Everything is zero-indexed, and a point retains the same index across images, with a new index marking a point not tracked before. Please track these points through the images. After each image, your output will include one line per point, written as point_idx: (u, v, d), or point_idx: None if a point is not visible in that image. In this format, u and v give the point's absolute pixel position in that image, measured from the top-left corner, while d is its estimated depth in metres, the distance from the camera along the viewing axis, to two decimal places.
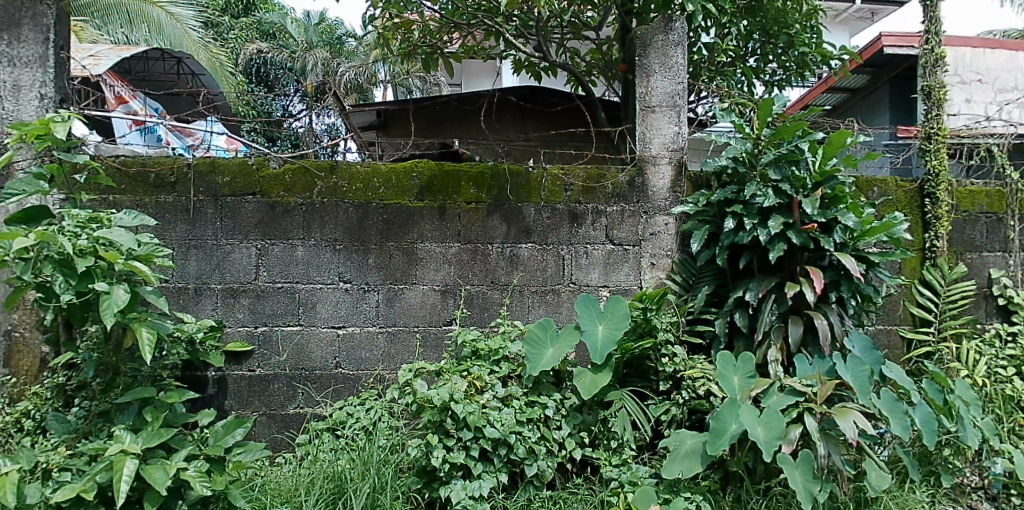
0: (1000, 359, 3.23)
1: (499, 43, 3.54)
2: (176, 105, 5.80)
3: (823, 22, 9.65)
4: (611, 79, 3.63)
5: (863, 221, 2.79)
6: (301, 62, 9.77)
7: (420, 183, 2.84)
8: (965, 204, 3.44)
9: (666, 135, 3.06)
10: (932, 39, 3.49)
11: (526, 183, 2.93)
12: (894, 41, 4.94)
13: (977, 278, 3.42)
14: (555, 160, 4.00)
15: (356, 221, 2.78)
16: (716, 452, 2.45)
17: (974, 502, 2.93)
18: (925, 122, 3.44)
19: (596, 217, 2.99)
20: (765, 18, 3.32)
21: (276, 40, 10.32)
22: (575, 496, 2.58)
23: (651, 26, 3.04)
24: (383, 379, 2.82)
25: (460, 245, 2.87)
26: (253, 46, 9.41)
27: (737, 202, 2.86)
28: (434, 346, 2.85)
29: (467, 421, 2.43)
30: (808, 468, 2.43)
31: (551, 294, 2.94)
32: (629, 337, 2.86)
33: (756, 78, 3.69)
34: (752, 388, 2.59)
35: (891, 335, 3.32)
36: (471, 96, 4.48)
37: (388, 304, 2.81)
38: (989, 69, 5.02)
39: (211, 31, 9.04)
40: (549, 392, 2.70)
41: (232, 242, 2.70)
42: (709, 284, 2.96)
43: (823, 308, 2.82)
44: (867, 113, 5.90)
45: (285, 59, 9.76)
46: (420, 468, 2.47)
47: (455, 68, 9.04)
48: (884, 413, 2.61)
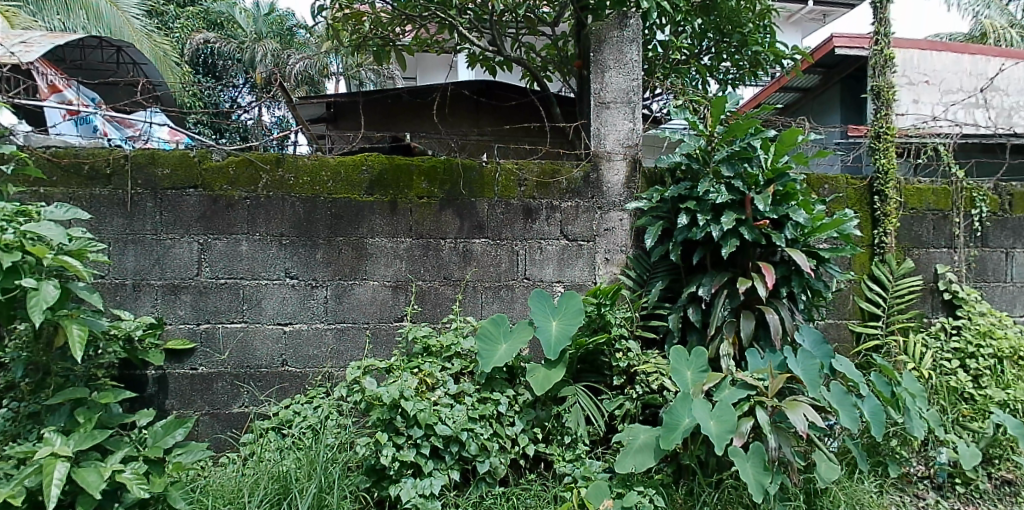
0: (944, 352, 3.32)
1: (453, 37, 3.49)
2: (115, 94, 5.48)
3: (775, 22, 9.79)
4: (567, 75, 3.62)
5: (814, 218, 2.84)
6: (250, 53, 9.38)
7: (370, 177, 2.79)
8: (913, 201, 3.51)
9: (621, 131, 3.05)
10: (882, 40, 3.53)
11: (479, 178, 2.90)
12: (845, 42, 5.03)
13: (924, 274, 3.51)
14: (510, 155, 3.99)
15: (304, 215, 2.73)
16: (669, 446, 2.46)
17: (920, 491, 3.00)
18: (875, 121, 3.48)
19: (550, 212, 2.98)
20: (718, 17, 3.32)
21: (224, 31, 9.79)
22: (528, 491, 2.59)
23: (606, 22, 3.03)
24: (332, 377, 2.77)
25: (411, 240, 2.83)
26: (200, 37, 9.04)
27: (691, 198, 2.88)
28: (384, 343, 2.81)
29: (418, 419, 2.41)
30: (759, 460, 2.47)
31: (504, 290, 2.92)
32: (583, 332, 2.86)
33: (710, 76, 3.71)
34: (704, 381, 2.62)
35: (840, 330, 3.39)
36: (424, 89, 4.42)
37: (337, 300, 2.76)
38: (936, 71, 5.16)
39: (154, 19, 8.74)
40: (502, 388, 2.70)
41: (173, 236, 2.62)
42: (663, 279, 2.98)
43: (775, 303, 2.86)
44: (819, 112, 6.03)
45: (233, 50, 9.35)
46: (369, 467, 2.44)
47: (410, 61, 8.94)
48: (833, 406, 2.66)
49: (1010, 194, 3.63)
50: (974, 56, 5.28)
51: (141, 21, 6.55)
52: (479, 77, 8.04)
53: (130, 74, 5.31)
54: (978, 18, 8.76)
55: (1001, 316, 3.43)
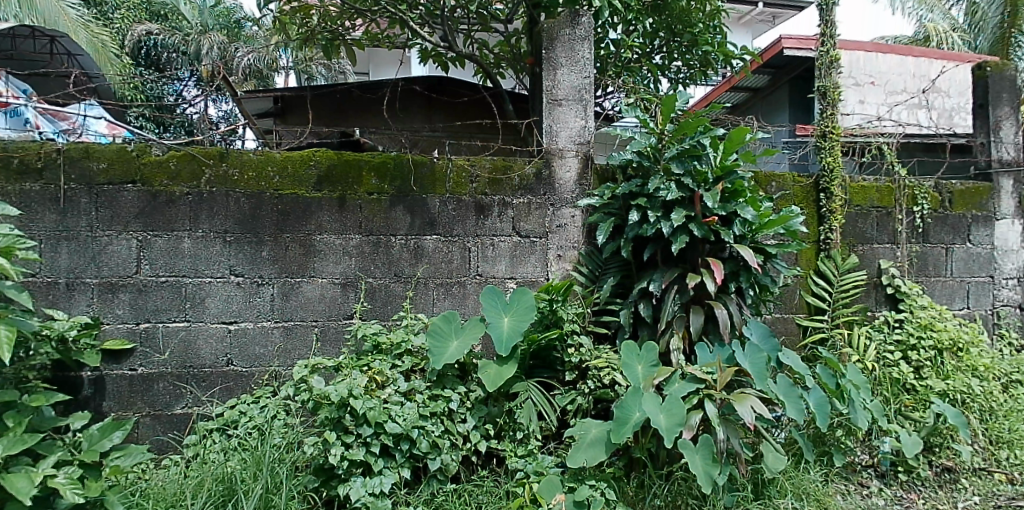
0: (887, 345, 3.44)
1: (404, 32, 3.46)
2: (46, 85, 5.23)
3: (726, 22, 9.93)
4: (520, 72, 3.62)
5: (761, 214, 2.89)
6: (196, 45, 8.68)
7: (318, 172, 2.75)
8: (858, 198, 3.61)
9: (573, 128, 3.07)
10: (828, 41, 3.59)
11: (430, 174, 2.89)
12: (793, 44, 5.15)
13: (868, 269, 3.62)
14: (462, 152, 4.01)
15: (249, 211, 2.68)
16: (620, 440, 2.49)
17: (864, 479, 3.09)
18: (821, 120, 3.56)
19: (502, 209, 2.98)
20: (669, 17, 3.37)
21: (168, 22, 9.04)
22: (480, 488, 2.60)
23: (558, 20, 3.05)
24: (279, 376, 2.73)
25: (361, 237, 2.80)
26: (140, 27, 8.23)
27: (642, 195, 2.92)
28: (333, 341, 2.78)
29: (367, 417, 2.39)
30: (708, 452, 2.51)
31: (456, 287, 2.92)
32: (535, 328, 2.88)
33: (661, 75, 3.75)
34: (655, 376, 2.65)
35: (787, 324, 3.47)
36: (374, 85, 4.40)
37: (283, 298, 2.72)
38: (881, 72, 5.31)
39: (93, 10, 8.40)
40: (453, 385, 2.69)
41: (110, 232, 2.54)
42: (614, 275, 3.01)
43: (724, 298, 2.92)
44: (768, 112, 6.16)
45: (177, 42, 8.58)
46: (317, 467, 2.42)
47: (363, 56, 8.81)
48: (780, 398, 2.73)
49: (949, 192, 3.78)
50: (917, 59, 5.45)
51: (77, 11, 6.30)
52: (434, 73, 7.98)
53: (65, 65, 5.11)
54: (920, 24, 9.08)
55: (941, 310, 3.56)
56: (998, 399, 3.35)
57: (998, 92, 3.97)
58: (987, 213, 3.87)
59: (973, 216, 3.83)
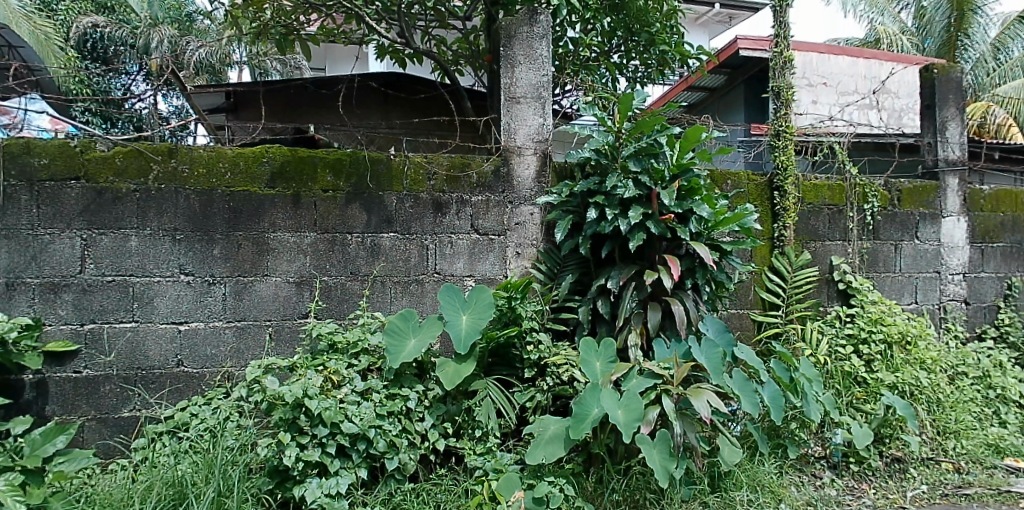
0: (839, 338, 3.53)
1: (361, 28, 3.43)
2: None
3: (683, 22, 10.08)
4: (479, 69, 3.62)
5: (717, 212, 2.93)
6: (145, 38, 8.08)
7: (271, 169, 2.73)
8: (810, 196, 3.70)
9: (531, 125, 3.09)
10: (782, 42, 3.67)
11: (387, 171, 2.88)
12: (748, 44, 5.26)
13: (820, 265, 3.72)
14: (419, 148, 4.03)
15: (199, 208, 2.65)
16: (578, 436, 2.50)
17: (817, 470, 3.17)
18: (775, 119, 3.64)
19: (460, 206, 2.99)
20: (627, 16, 3.41)
21: (115, 14, 8.67)
22: (438, 487, 2.59)
23: (516, 17, 3.06)
24: (232, 377, 2.70)
25: (316, 235, 2.78)
26: (86, 19, 7.87)
27: (600, 193, 2.95)
28: (287, 341, 2.76)
29: (322, 417, 2.37)
30: (665, 447, 2.54)
31: (414, 285, 2.91)
32: (494, 326, 2.88)
33: (619, 74, 3.79)
34: (613, 372, 2.68)
35: (742, 319, 3.54)
36: (329, 80, 4.39)
37: (236, 297, 2.68)
38: (833, 73, 5.46)
39: None
40: (411, 383, 2.68)
41: (52, 231, 2.48)
42: (573, 272, 3.04)
43: (681, 295, 2.96)
44: (724, 111, 6.27)
45: (125, 35, 8.20)
46: (271, 469, 2.38)
47: (320, 52, 8.69)
48: (736, 392, 2.78)
49: (898, 190, 3.91)
50: (869, 60, 5.60)
51: (19, 2, 6.09)
52: (392, 69, 7.92)
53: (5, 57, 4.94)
54: (870, 25, 9.37)
55: (891, 305, 3.67)
56: (944, 391, 3.46)
57: (944, 94, 4.10)
58: (934, 210, 4.00)
59: (920, 214, 3.96)
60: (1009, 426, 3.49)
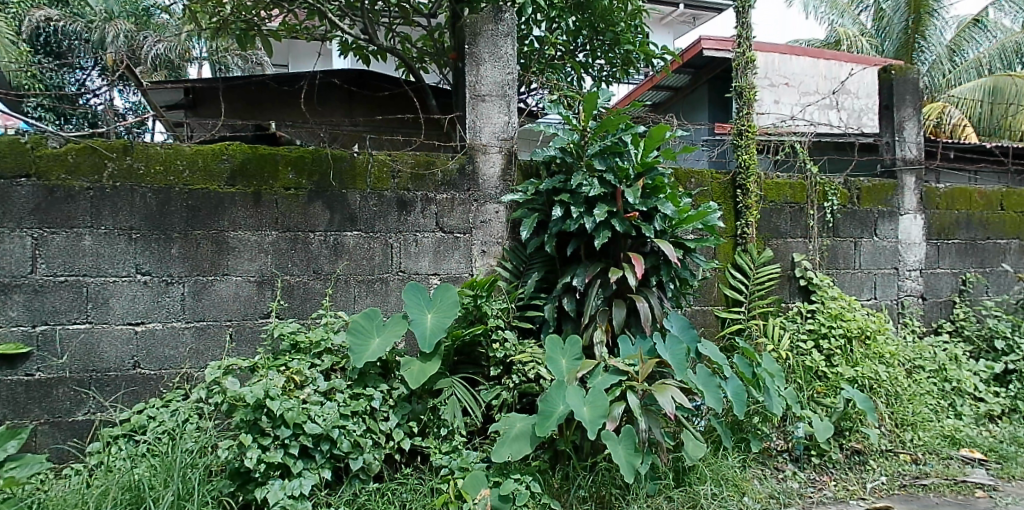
0: (800, 334, 3.61)
1: (324, 24, 3.39)
2: None
3: (648, 22, 10.17)
4: (444, 67, 3.61)
5: (681, 210, 2.97)
6: (100, 32, 7.93)
7: (231, 166, 2.71)
8: (772, 195, 3.77)
9: (496, 124, 3.10)
10: (744, 43, 3.73)
11: (350, 169, 2.88)
12: (712, 44, 5.33)
13: (782, 262, 3.79)
14: (383, 146, 4.04)
15: (156, 207, 2.61)
16: (544, 433, 2.51)
17: (779, 463, 3.24)
18: (738, 119, 3.70)
19: (425, 205, 2.99)
20: (592, 15, 3.43)
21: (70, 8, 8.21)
22: (404, 486, 2.57)
23: (480, 15, 3.06)
24: (191, 378, 2.66)
25: (277, 233, 2.76)
26: (42, 13, 7.38)
27: (565, 191, 2.96)
28: (248, 341, 2.73)
29: (285, 418, 2.34)
30: (630, 442, 2.56)
31: (378, 283, 2.91)
32: (459, 324, 2.88)
33: (584, 73, 3.81)
34: (578, 369, 2.70)
35: (706, 315, 3.59)
36: (290, 77, 4.38)
37: (195, 297, 2.65)
38: (795, 74, 5.56)
39: None
40: (375, 383, 2.67)
41: (1, 230, 2.42)
42: (538, 271, 3.05)
43: (645, 292, 2.99)
44: (688, 110, 6.35)
45: (80, 29, 7.90)
46: (232, 471, 2.35)
47: (284, 48, 8.55)
48: (699, 387, 2.82)
49: (857, 189, 4.00)
50: (829, 61, 5.72)
51: None
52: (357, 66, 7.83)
53: None
54: (831, 26, 9.58)
55: (850, 301, 3.75)
56: (902, 384, 3.55)
57: (901, 94, 4.21)
58: (892, 208, 4.11)
59: (879, 212, 4.06)
60: (963, 417, 3.59)
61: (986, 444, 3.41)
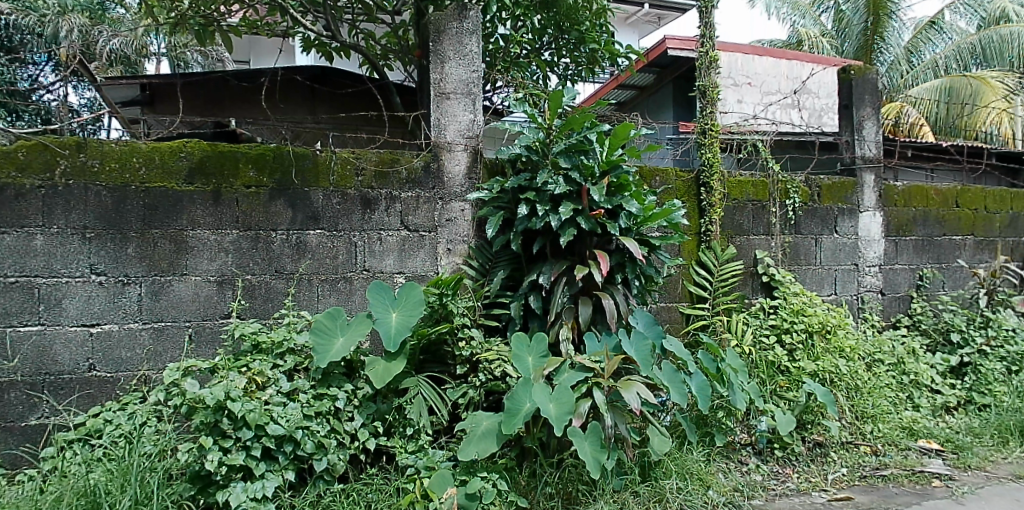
0: (763, 329, 3.68)
1: (287, 20, 3.35)
2: None
3: (613, 22, 10.24)
4: (409, 64, 3.59)
5: (645, 208, 3.00)
6: (53, 26, 7.48)
7: (190, 164, 2.66)
8: (735, 192, 3.83)
9: (461, 121, 3.10)
10: (707, 42, 3.78)
11: (313, 167, 2.85)
12: (676, 44, 5.40)
13: (745, 259, 3.86)
14: (346, 144, 4.03)
15: (112, 205, 2.55)
16: (510, 431, 2.51)
17: (743, 457, 3.29)
18: (701, 118, 3.75)
19: (389, 203, 2.98)
20: (557, 14, 3.45)
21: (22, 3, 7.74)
22: (369, 486, 2.55)
23: (445, 13, 3.06)
24: (149, 380, 2.61)
25: (238, 232, 2.72)
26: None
27: (531, 189, 2.97)
28: (208, 341, 2.69)
29: (246, 420, 2.31)
30: (596, 439, 2.58)
31: (342, 282, 2.89)
32: (425, 323, 2.87)
33: (550, 71, 3.84)
34: (545, 366, 2.70)
35: (671, 312, 3.64)
36: (251, 73, 4.32)
37: (153, 297, 2.60)
38: (758, 73, 5.66)
39: None
40: (339, 383, 2.64)
41: None
42: (504, 268, 3.06)
43: (611, 289, 3.01)
44: (653, 109, 6.42)
45: (31, 23, 7.35)
46: (192, 474, 2.31)
47: (245, 44, 8.40)
48: (665, 383, 2.85)
49: (818, 187, 4.09)
50: (791, 61, 5.84)
51: None
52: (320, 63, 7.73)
53: None
54: (793, 27, 9.81)
55: (811, 296, 3.84)
56: (862, 377, 3.63)
57: (862, 94, 4.31)
58: (852, 206, 4.21)
59: (839, 209, 4.16)
60: (921, 409, 3.68)
61: (943, 434, 3.51)
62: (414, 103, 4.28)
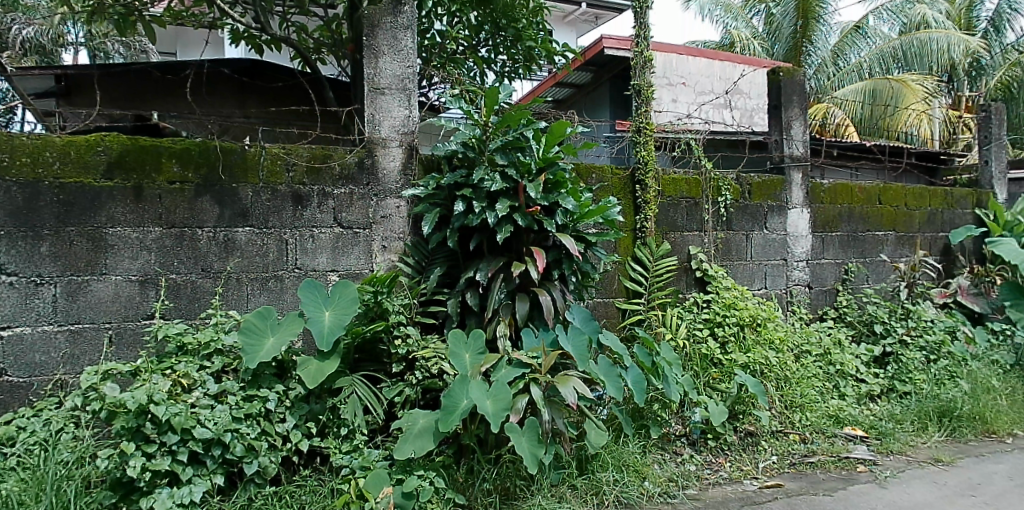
0: (697, 323, 3.79)
1: (214, 11, 3.24)
2: None
3: (550, 20, 10.33)
4: (342, 59, 3.53)
5: (581, 205, 3.04)
6: None
7: (108, 159, 2.54)
8: (669, 190, 3.92)
9: (396, 117, 3.08)
10: (642, 42, 3.85)
11: (241, 162, 2.77)
12: (613, 44, 5.49)
13: (679, 254, 3.97)
14: (279, 139, 3.96)
15: (24, 202, 2.41)
16: (447, 429, 2.49)
17: (678, 448, 3.37)
18: (637, 116, 3.83)
19: (322, 199, 2.93)
20: (494, 10, 3.46)
21: None
22: (303, 488, 2.49)
23: (379, 7, 3.03)
24: (65, 385, 2.49)
25: (162, 230, 2.62)
26: None
27: (467, 186, 2.96)
28: (129, 343, 2.58)
29: (171, 424, 2.23)
30: (533, 434, 2.59)
31: (273, 281, 2.82)
32: (359, 321, 2.83)
33: (488, 68, 3.85)
34: (482, 363, 2.70)
35: (607, 307, 3.71)
36: (176, 65, 4.19)
37: (69, 298, 2.48)
38: (692, 74, 5.81)
39: None
40: (270, 384, 2.58)
41: None
42: (441, 266, 3.05)
43: (548, 285, 3.03)
44: (591, 107, 6.50)
45: None
46: (113, 481, 2.21)
47: (168, 34, 8.06)
48: (601, 377, 2.89)
49: (749, 185, 4.23)
50: (723, 62, 6.02)
51: None
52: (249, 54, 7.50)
53: None
54: (726, 29, 10.11)
55: (743, 291, 3.97)
56: (791, 368, 3.78)
57: (789, 95, 4.48)
58: (780, 203, 4.37)
59: (769, 206, 4.32)
60: (846, 398, 3.85)
61: (867, 421, 3.68)
62: (347, 98, 4.25)
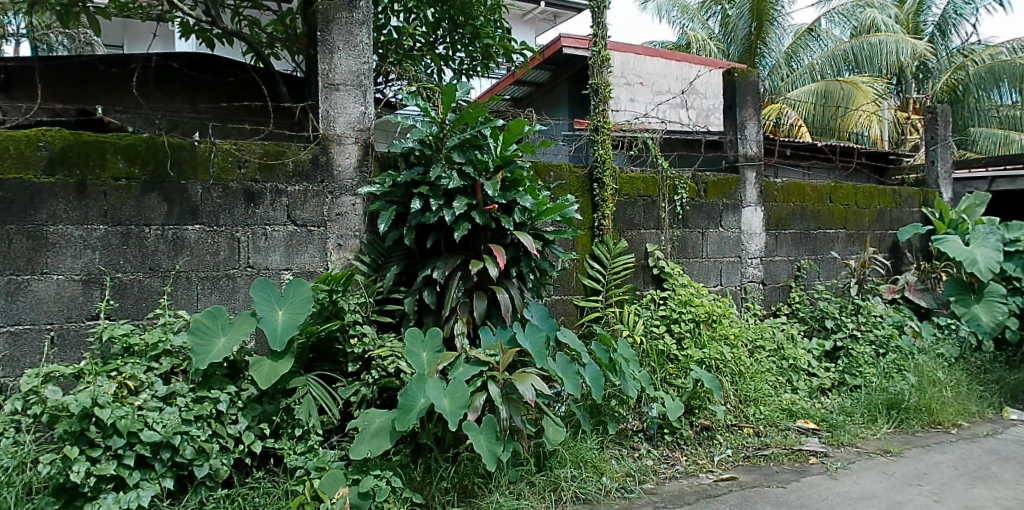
0: (653, 319, 3.85)
1: (162, 3, 3.16)
2: None
3: (510, 18, 10.34)
4: (296, 54, 3.48)
5: (539, 203, 3.06)
6: None
7: (50, 154, 2.46)
8: (627, 188, 3.97)
9: (351, 113, 3.07)
10: (599, 42, 3.89)
11: (191, 158, 2.71)
12: (571, 43, 5.53)
13: (637, 252, 4.02)
14: (230, 135, 3.89)
15: None
16: (404, 428, 2.48)
17: (635, 443, 3.42)
18: (594, 115, 3.87)
19: (275, 196, 2.88)
20: (451, 7, 3.46)
21: None
22: (256, 490, 2.45)
23: (333, 2, 3.02)
24: (4, 389, 2.39)
25: (107, 228, 2.54)
26: None
27: (424, 183, 2.94)
28: (72, 345, 2.49)
29: (116, 427, 2.17)
30: (491, 431, 2.60)
31: (224, 280, 2.77)
32: (314, 320, 2.79)
33: (445, 65, 3.85)
34: (439, 361, 2.69)
35: (566, 304, 3.75)
36: (122, 58, 4.07)
37: (8, 298, 2.39)
38: (649, 73, 5.90)
39: None
40: (221, 385, 2.52)
41: None
42: (397, 264, 3.03)
43: (506, 283, 3.03)
44: (550, 105, 6.54)
45: None
46: (56, 486, 2.16)
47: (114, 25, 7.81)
48: (559, 374, 2.91)
49: (704, 183, 4.32)
50: (679, 62, 6.13)
51: None
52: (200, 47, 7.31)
53: None
54: (683, 30, 10.26)
55: (698, 288, 4.05)
56: (745, 363, 3.87)
57: (743, 95, 4.58)
58: (735, 201, 4.47)
59: (724, 204, 4.41)
60: (798, 391, 3.96)
61: (818, 414, 3.80)
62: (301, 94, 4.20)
